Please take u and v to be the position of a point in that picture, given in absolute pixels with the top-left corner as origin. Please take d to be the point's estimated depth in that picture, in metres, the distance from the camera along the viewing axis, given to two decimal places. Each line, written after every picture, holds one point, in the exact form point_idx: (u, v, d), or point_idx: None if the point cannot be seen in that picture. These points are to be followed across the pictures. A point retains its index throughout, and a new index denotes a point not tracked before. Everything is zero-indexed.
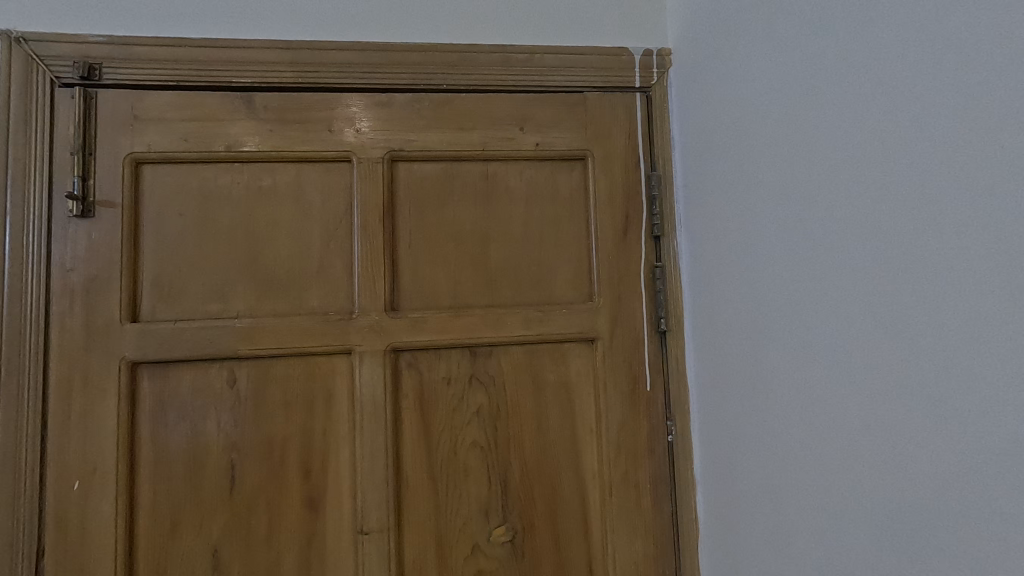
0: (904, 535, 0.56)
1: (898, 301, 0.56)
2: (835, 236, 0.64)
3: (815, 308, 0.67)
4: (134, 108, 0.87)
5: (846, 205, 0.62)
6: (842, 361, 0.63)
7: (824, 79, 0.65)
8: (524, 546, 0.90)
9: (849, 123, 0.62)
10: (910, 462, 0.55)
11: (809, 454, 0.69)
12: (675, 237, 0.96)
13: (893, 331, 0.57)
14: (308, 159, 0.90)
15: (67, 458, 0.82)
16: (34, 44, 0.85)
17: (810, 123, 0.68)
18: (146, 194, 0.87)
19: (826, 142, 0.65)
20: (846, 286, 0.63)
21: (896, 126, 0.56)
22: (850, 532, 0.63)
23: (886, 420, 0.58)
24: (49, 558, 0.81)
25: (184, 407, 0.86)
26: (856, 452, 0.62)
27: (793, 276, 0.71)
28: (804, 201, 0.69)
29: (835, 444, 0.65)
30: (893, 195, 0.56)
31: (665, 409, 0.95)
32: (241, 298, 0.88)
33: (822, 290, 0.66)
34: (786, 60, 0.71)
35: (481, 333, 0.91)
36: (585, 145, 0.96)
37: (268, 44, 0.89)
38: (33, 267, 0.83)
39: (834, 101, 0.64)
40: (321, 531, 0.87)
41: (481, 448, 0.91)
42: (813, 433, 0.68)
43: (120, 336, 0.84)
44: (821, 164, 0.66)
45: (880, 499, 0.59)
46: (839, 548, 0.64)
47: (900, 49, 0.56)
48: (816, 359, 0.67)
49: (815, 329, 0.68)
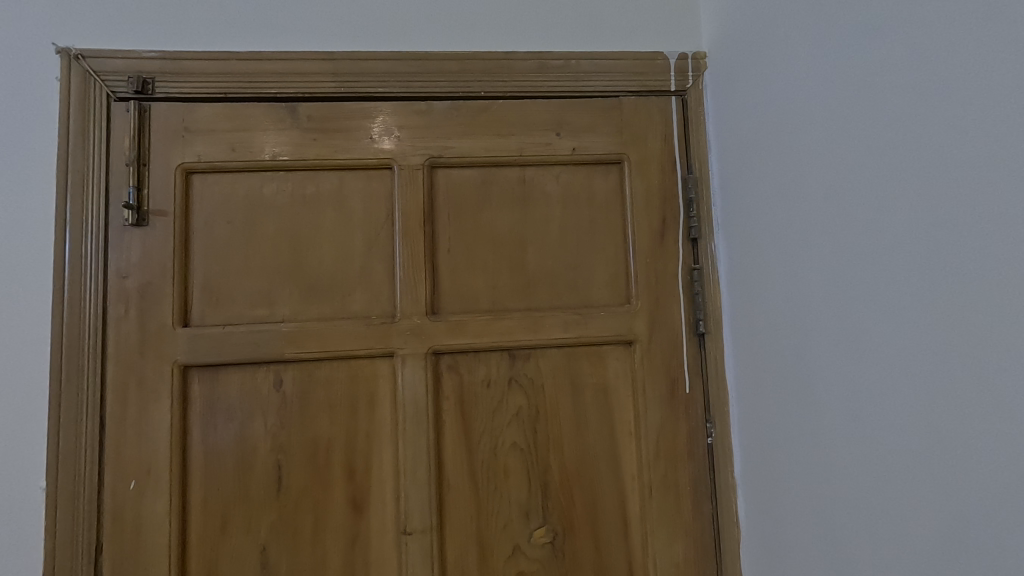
0: (954, 539, 0.55)
1: (944, 301, 0.55)
2: (876, 237, 0.63)
3: (857, 308, 0.67)
4: (185, 121, 0.90)
5: (887, 205, 0.62)
6: (884, 363, 0.63)
7: (862, 80, 0.65)
8: (565, 547, 0.91)
9: (888, 122, 0.61)
10: (960, 465, 0.54)
11: (853, 458, 0.68)
12: (712, 239, 0.96)
13: (939, 332, 0.56)
14: (350, 168, 0.92)
15: (123, 458, 0.85)
16: (92, 60, 0.88)
17: (849, 122, 0.67)
18: (195, 203, 0.90)
19: (866, 142, 0.64)
20: (888, 288, 0.62)
21: (937, 125, 0.55)
22: (895, 537, 0.62)
23: (934, 422, 0.57)
24: (106, 555, 0.84)
25: (232, 409, 0.88)
26: (901, 456, 0.61)
27: (834, 277, 0.71)
28: (845, 202, 0.68)
29: (879, 447, 0.64)
30: (937, 194, 0.56)
31: (704, 411, 0.95)
32: (286, 303, 0.90)
33: (864, 291, 0.65)
34: (824, 59, 0.71)
35: (519, 335, 0.92)
36: (621, 149, 0.96)
37: (311, 56, 0.92)
38: (91, 274, 0.86)
39: (874, 102, 0.63)
40: (366, 531, 0.88)
41: (521, 449, 0.92)
42: (857, 436, 0.67)
43: (172, 340, 0.87)
44: (862, 165, 0.65)
45: (929, 504, 0.58)
46: (884, 552, 0.64)
47: (943, 47, 0.55)
48: (859, 361, 0.67)
49: (856, 329, 0.67)
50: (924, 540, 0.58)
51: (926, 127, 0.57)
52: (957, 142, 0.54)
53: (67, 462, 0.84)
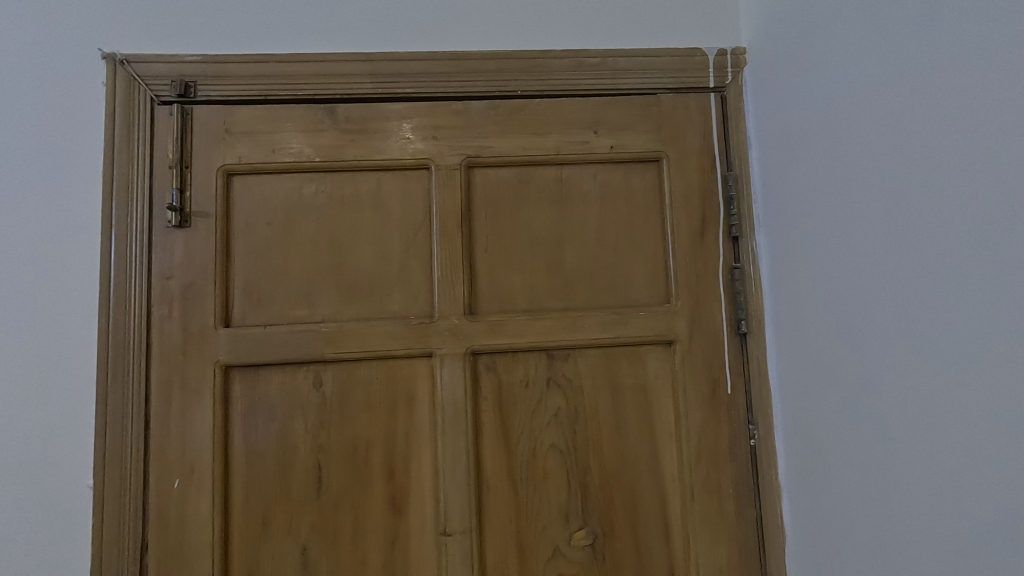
0: (1008, 544, 0.53)
1: (1000, 298, 0.53)
2: (925, 232, 0.61)
3: (904, 307, 0.65)
4: (226, 123, 0.91)
5: (937, 199, 0.60)
6: (934, 362, 0.61)
7: (911, 70, 0.63)
8: (605, 549, 0.90)
9: (938, 113, 0.59)
10: (1014, 468, 0.52)
11: (901, 461, 0.66)
12: (754, 237, 0.94)
13: (994, 331, 0.54)
14: (387, 168, 0.93)
15: (168, 457, 0.86)
16: (136, 65, 0.90)
17: (896, 114, 0.65)
18: (236, 204, 0.91)
19: (913, 134, 0.62)
20: (940, 285, 0.60)
21: (991, 115, 0.54)
22: (948, 542, 0.60)
23: (989, 423, 0.55)
24: (152, 554, 0.85)
25: (273, 408, 0.89)
26: (953, 458, 0.59)
27: (880, 274, 0.68)
28: (891, 198, 0.66)
29: (930, 450, 0.62)
30: (992, 187, 0.54)
31: (747, 412, 0.93)
32: (325, 303, 0.91)
33: (912, 289, 0.63)
34: (868, 51, 0.69)
35: (558, 336, 0.91)
36: (659, 146, 0.95)
37: (349, 57, 0.92)
38: (136, 275, 0.88)
39: (921, 93, 0.61)
40: (405, 532, 0.88)
41: (560, 450, 0.91)
42: (905, 438, 0.65)
43: (214, 339, 0.88)
44: (908, 158, 0.63)
45: (984, 508, 0.56)
46: (935, 558, 0.62)
47: (997, 34, 0.53)
48: (908, 361, 0.64)
49: (904, 327, 0.65)
50: (980, 546, 0.56)
51: (979, 118, 0.55)
52: (1012, 133, 0.51)
53: (113, 461, 0.85)
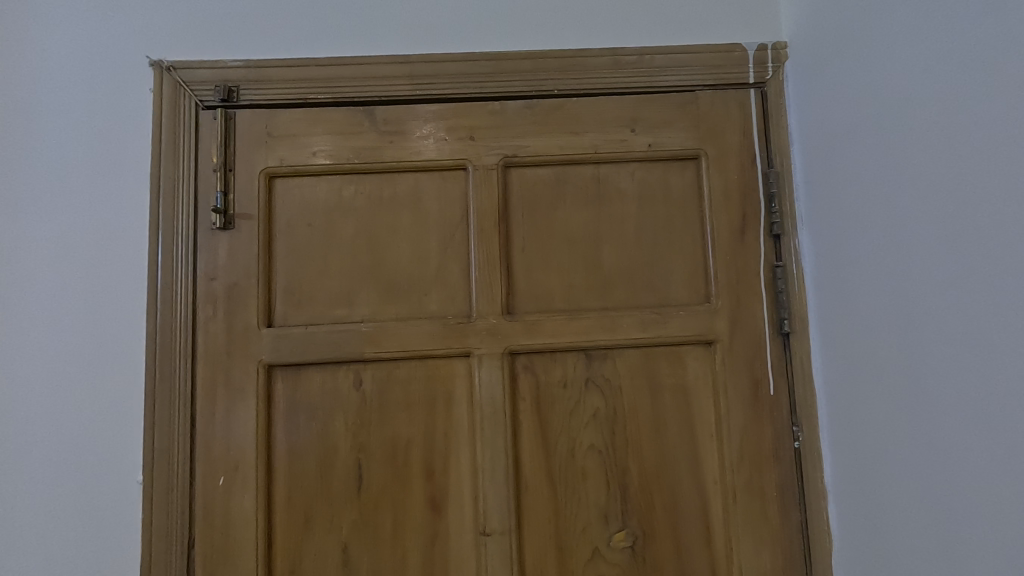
0: None
1: None
2: (986, 226, 0.59)
3: (962, 304, 0.62)
4: (268, 126, 0.93)
5: (1000, 191, 0.58)
6: (996, 361, 0.59)
7: (970, 61, 0.61)
8: (645, 552, 0.88)
9: (1001, 103, 0.57)
10: None
11: (957, 462, 0.64)
12: (796, 235, 0.92)
13: None
14: (425, 169, 0.93)
15: (213, 456, 0.88)
16: (182, 71, 0.93)
17: (952, 106, 0.63)
18: (278, 206, 0.92)
19: (972, 126, 0.60)
20: (1003, 281, 0.58)
21: None
22: (1008, 545, 0.58)
23: None
24: (198, 549, 0.86)
25: (314, 408, 0.90)
26: (1015, 458, 0.57)
27: (931, 270, 0.66)
28: (946, 192, 0.64)
29: (989, 450, 0.60)
30: None
31: (791, 414, 0.91)
32: (365, 303, 0.91)
33: (972, 285, 0.61)
34: (919, 43, 0.67)
35: (596, 335, 0.91)
36: (698, 144, 0.94)
37: (388, 60, 0.93)
38: (182, 276, 0.90)
39: (982, 83, 0.59)
40: (445, 531, 0.88)
41: (599, 451, 0.90)
42: (962, 439, 0.63)
43: (257, 340, 0.90)
44: (965, 151, 0.61)
45: None
46: (995, 562, 0.59)
47: None
48: (966, 360, 0.62)
49: (961, 325, 0.63)
50: None
51: None
52: None
53: (161, 458, 0.87)
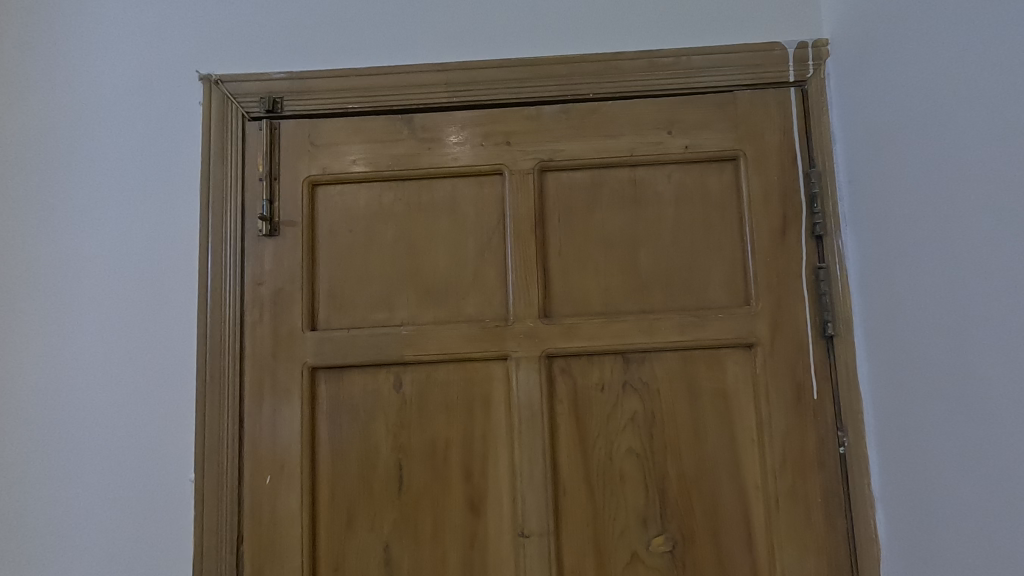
0: None
1: None
2: None
3: (1014, 307, 0.60)
4: (311, 136, 0.96)
5: None
6: None
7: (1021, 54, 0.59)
8: (684, 557, 0.88)
9: None
10: None
11: (1010, 470, 0.61)
12: (840, 235, 0.90)
13: None
14: (462, 175, 0.95)
15: (260, 454, 0.91)
16: (229, 84, 0.96)
17: (1003, 102, 0.61)
18: (321, 214, 0.95)
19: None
20: None
21: None
22: None
23: None
24: (247, 545, 0.90)
25: (356, 410, 0.92)
26: None
27: (984, 271, 0.64)
28: (998, 190, 0.62)
29: None
30: None
31: (836, 419, 0.89)
32: (404, 306, 0.93)
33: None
34: (968, 37, 0.65)
35: (634, 338, 0.91)
36: (737, 144, 0.93)
37: (426, 68, 0.95)
38: (231, 282, 0.93)
39: None
40: (483, 532, 0.89)
41: (637, 454, 0.90)
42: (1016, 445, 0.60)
43: (302, 343, 0.92)
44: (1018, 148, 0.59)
45: None
46: None
47: None
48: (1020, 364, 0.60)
49: (1014, 328, 0.60)
50: None
51: None
52: None
53: (211, 456, 0.90)
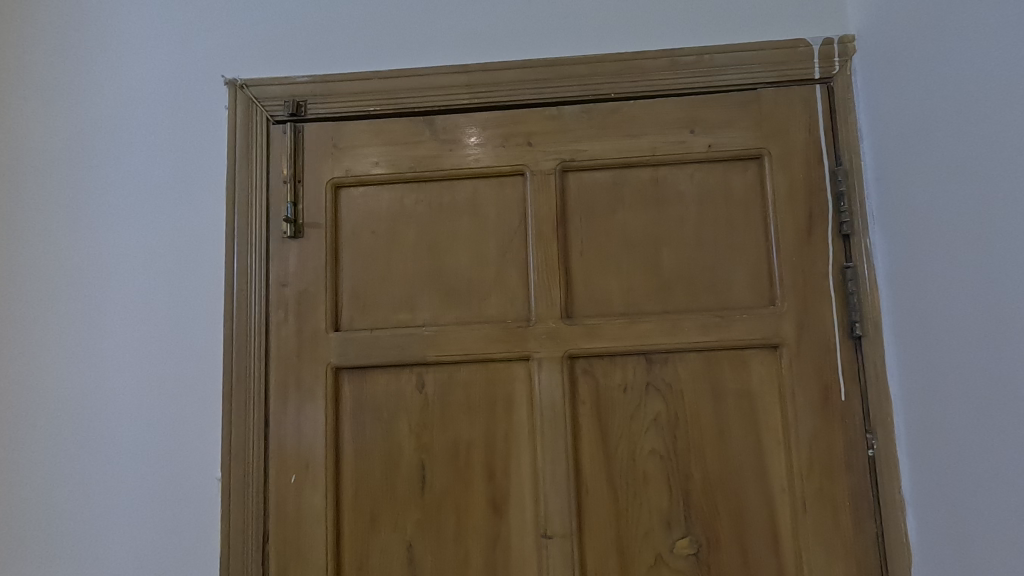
0: None
1: None
2: None
3: None
4: (334, 138, 0.97)
5: None
6: None
7: None
8: (709, 560, 0.87)
9: None
10: None
11: None
12: (867, 234, 0.89)
13: None
14: (484, 176, 0.95)
15: (285, 454, 0.92)
16: (254, 88, 0.98)
17: None
18: (344, 215, 0.96)
19: None
20: None
21: None
22: None
23: None
24: (272, 544, 0.91)
25: (379, 410, 0.93)
26: None
27: (1017, 269, 0.62)
28: None
29: None
30: None
31: (864, 421, 0.87)
32: (426, 307, 0.94)
33: None
34: (999, 31, 0.63)
35: (656, 339, 0.90)
36: (761, 143, 0.92)
37: (447, 70, 0.96)
38: (257, 283, 0.95)
39: None
40: (506, 533, 0.89)
41: (660, 456, 0.89)
42: None
43: (326, 344, 0.93)
44: None
45: None
46: None
47: None
48: None
49: None
50: None
51: None
52: None
53: (238, 455, 0.92)
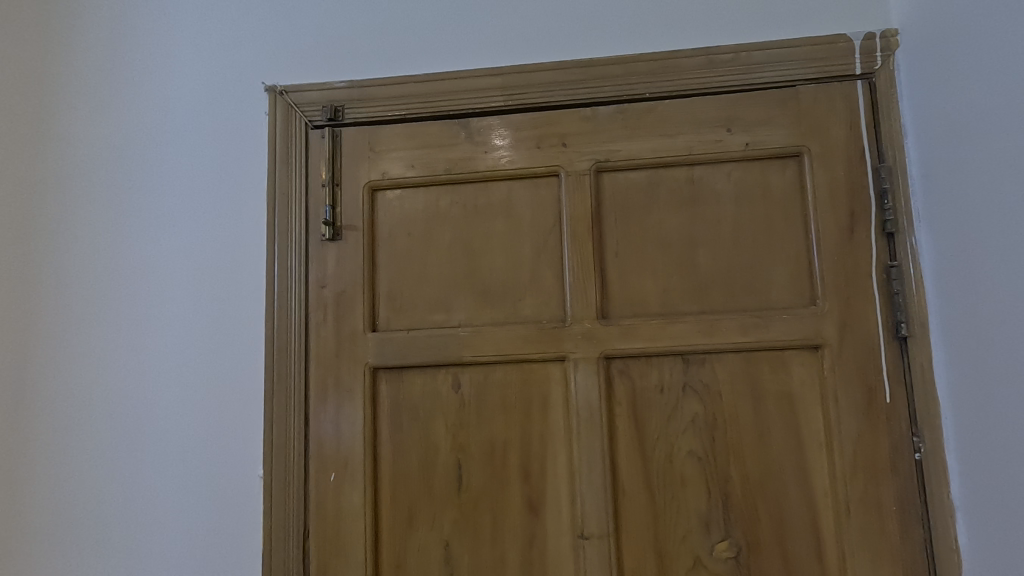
0: None
1: None
2: None
3: None
4: (371, 142, 0.98)
5: None
6: None
7: None
8: (749, 563, 0.86)
9: None
10: None
11: None
12: (913, 232, 0.87)
13: None
14: (519, 177, 0.95)
15: (325, 452, 0.94)
16: (293, 94, 1.00)
17: None
18: (380, 218, 0.97)
19: None
20: None
21: None
22: None
23: None
24: (312, 542, 0.92)
25: (416, 410, 0.94)
26: None
27: None
28: None
29: None
30: None
31: (910, 424, 0.85)
32: (462, 307, 0.95)
33: None
34: None
35: (694, 339, 0.89)
36: (800, 140, 0.91)
37: (482, 73, 0.97)
38: (297, 285, 0.97)
39: None
40: (543, 533, 0.89)
41: (698, 457, 0.88)
42: None
43: (364, 344, 0.95)
44: None
45: None
46: None
47: None
48: None
49: None
50: None
51: None
52: None
53: (279, 454, 0.94)
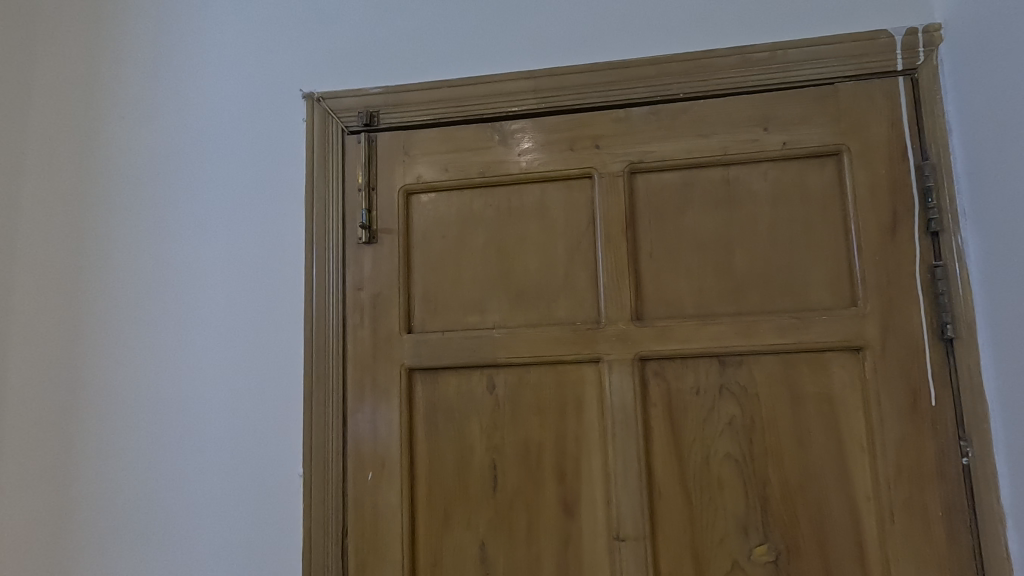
0: None
1: None
2: None
3: None
4: (406, 146, 1.00)
5: None
6: None
7: None
8: (789, 567, 0.84)
9: None
10: None
11: None
12: (958, 232, 0.85)
13: None
14: (552, 179, 0.96)
15: (362, 452, 0.95)
16: (330, 100, 1.02)
17: None
18: (415, 221, 0.99)
19: None
20: None
21: None
22: None
23: None
24: (350, 539, 0.94)
25: (451, 410, 0.95)
26: None
27: None
28: None
29: None
30: None
31: (957, 428, 0.83)
32: (496, 309, 0.95)
33: None
34: None
35: (730, 341, 0.88)
36: (839, 139, 0.89)
37: (515, 76, 0.98)
38: (334, 287, 0.99)
39: None
40: (578, 534, 0.90)
41: (735, 460, 0.87)
42: None
43: (400, 345, 0.96)
44: None
45: None
46: None
47: None
48: None
49: None
50: None
51: None
52: None
53: (318, 453, 0.96)
